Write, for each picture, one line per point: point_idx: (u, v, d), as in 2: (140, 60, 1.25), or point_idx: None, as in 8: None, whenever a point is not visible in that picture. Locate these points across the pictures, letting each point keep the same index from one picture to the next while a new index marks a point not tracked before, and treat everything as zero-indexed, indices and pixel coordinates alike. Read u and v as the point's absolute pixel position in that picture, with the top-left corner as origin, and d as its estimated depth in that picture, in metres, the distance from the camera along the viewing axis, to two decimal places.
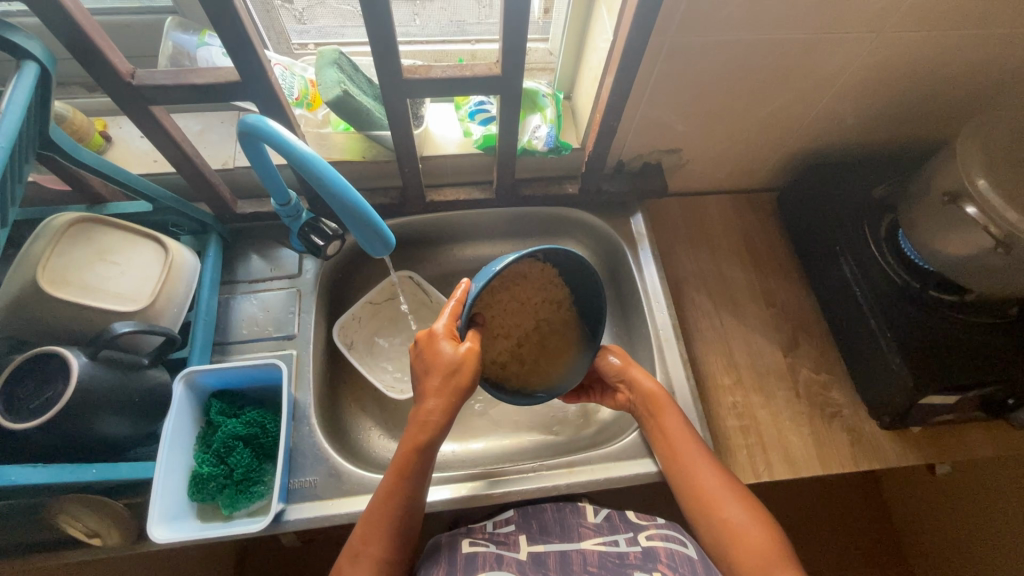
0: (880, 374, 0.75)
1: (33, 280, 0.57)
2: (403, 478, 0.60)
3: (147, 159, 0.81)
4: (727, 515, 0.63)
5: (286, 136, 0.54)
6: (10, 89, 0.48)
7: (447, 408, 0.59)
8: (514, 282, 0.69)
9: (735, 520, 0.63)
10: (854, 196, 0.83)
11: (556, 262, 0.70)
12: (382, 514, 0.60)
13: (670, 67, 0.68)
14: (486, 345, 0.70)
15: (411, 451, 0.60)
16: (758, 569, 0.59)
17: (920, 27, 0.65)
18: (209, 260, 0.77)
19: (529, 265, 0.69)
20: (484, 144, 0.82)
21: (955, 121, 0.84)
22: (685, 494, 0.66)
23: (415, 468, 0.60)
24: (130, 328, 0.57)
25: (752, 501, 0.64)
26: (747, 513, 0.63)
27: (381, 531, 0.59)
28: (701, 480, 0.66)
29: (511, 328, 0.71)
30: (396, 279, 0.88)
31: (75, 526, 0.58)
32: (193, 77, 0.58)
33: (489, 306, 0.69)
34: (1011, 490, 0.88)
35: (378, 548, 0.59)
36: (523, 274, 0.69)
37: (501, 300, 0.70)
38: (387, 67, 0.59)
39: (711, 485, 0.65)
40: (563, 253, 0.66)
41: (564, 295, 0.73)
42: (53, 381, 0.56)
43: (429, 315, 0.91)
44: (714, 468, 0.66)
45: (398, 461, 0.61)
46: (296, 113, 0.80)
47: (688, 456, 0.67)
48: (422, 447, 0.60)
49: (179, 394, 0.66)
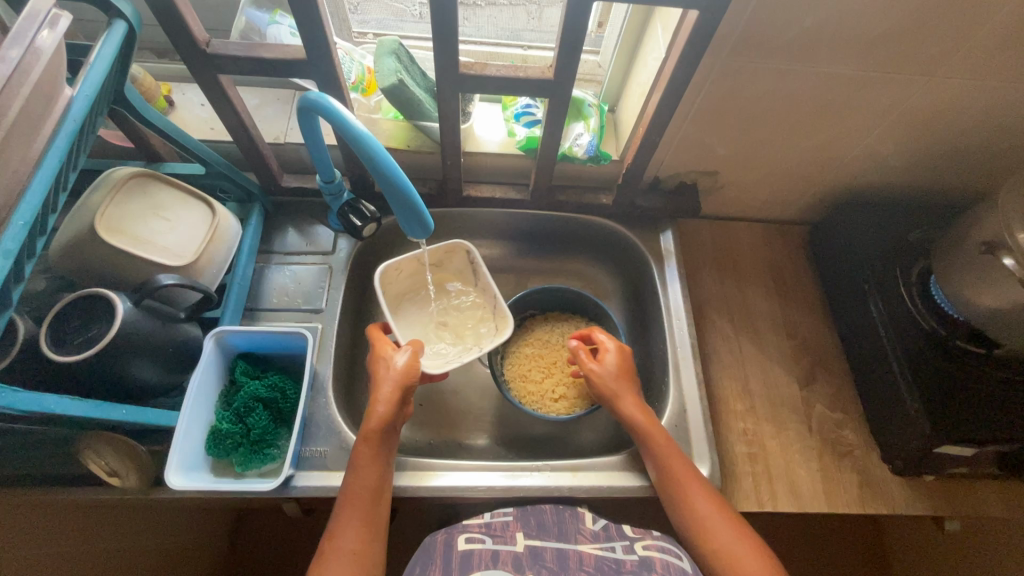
0: (897, 419, 0.75)
1: (91, 226, 0.61)
2: (362, 468, 0.63)
3: (205, 126, 0.85)
4: (725, 545, 0.61)
5: (344, 114, 0.56)
6: (99, 42, 0.51)
7: (393, 396, 0.65)
8: (530, 335, 0.90)
9: (727, 546, 0.61)
10: (886, 237, 0.84)
11: (551, 308, 0.92)
12: (348, 509, 0.61)
13: (719, 89, 0.69)
14: (540, 381, 0.85)
15: (364, 442, 0.64)
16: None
17: (978, 74, 0.65)
18: (250, 228, 0.80)
19: (531, 321, 0.92)
20: (528, 145, 0.84)
21: (1001, 174, 0.84)
22: (676, 510, 0.66)
23: (371, 455, 0.63)
24: (174, 281, 0.60)
25: (748, 531, 0.62)
26: (741, 540, 0.61)
27: (349, 522, 0.60)
28: (693, 499, 0.65)
29: (549, 367, 0.87)
30: (454, 247, 0.81)
31: (97, 463, 0.60)
32: (263, 52, 0.60)
33: (511, 358, 0.88)
34: (1009, 552, 0.84)
35: (349, 537, 0.60)
36: (530, 328, 0.91)
37: (520, 353, 0.88)
38: (447, 61, 0.61)
39: (709, 512, 0.64)
40: (537, 294, 0.90)
41: (578, 322, 0.91)
42: (98, 321, 0.59)
43: (466, 291, 0.86)
44: (705, 489, 0.66)
45: (358, 457, 0.64)
46: (352, 96, 0.83)
47: (679, 471, 0.67)
48: (371, 435, 0.64)
49: (209, 351, 0.69)
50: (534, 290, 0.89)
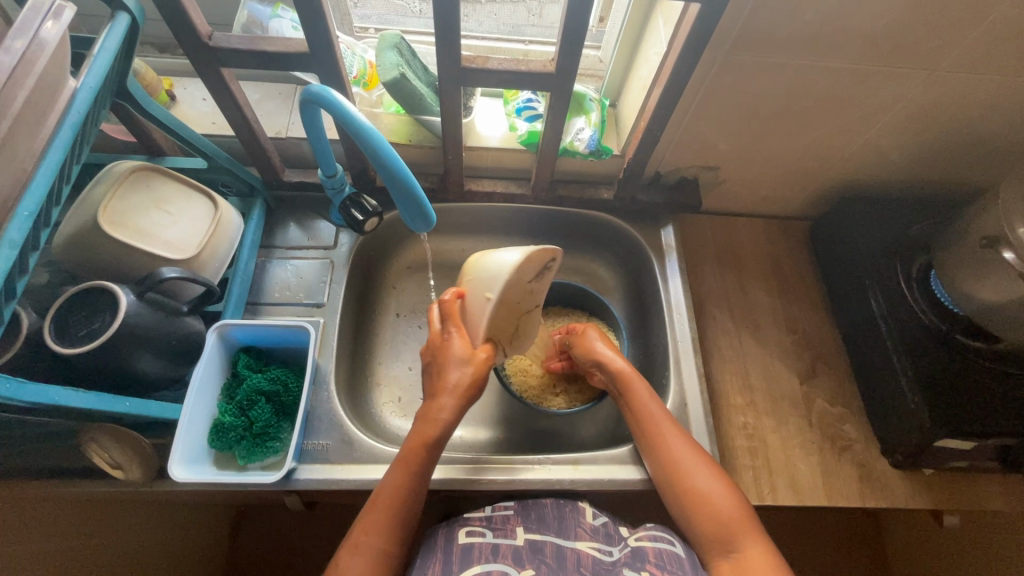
0: (897, 413, 0.75)
1: (94, 220, 0.61)
2: (409, 471, 0.62)
3: (206, 120, 0.85)
4: (699, 483, 0.64)
5: (347, 107, 0.56)
6: (102, 35, 0.51)
7: (456, 406, 0.64)
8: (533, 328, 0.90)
9: (706, 487, 0.64)
10: (887, 232, 0.84)
11: (551, 302, 0.92)
12: (385, 509, 0.60)
13: (719, 84, 0.69)
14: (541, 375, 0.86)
15: (421, 446, 0.63)
16: (722, 537, 0.60)
17: (978, 68, 0.65)
18: (252, 222, 0.80)
19: None
20: (529, 140, 0.85)
21: (1001, 169, 0.84)
22: (658, 460, 0.67)
23: (422, 462, 0.62)
24: (177, 274, 0.60)
25: (720, 472, 0.65)
26: (718, 483, 0.64)
27: (381, 522, 0.59)
28: (670, 444, 0.67)
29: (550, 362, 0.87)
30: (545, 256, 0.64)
31: (101, 455, 0.60)
32: (265, 45, 0.61)
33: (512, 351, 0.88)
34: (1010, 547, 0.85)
35: (380, 537, 0.59)
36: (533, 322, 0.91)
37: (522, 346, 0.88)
38: (449, 54, 0.61)
39: (682, 453, 0.66)
40: None
41: (579, 316, 0.91)
42: (102, 314, 0.59)
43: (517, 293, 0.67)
44: (682, 436, 0.68)
45: (408, 461, 0.62)
46: (353, 90, 0.83)
47: (655, 414, 0.70)
48: (429, 442, 0.63)
49: (211, 344, 0.69)
50: None
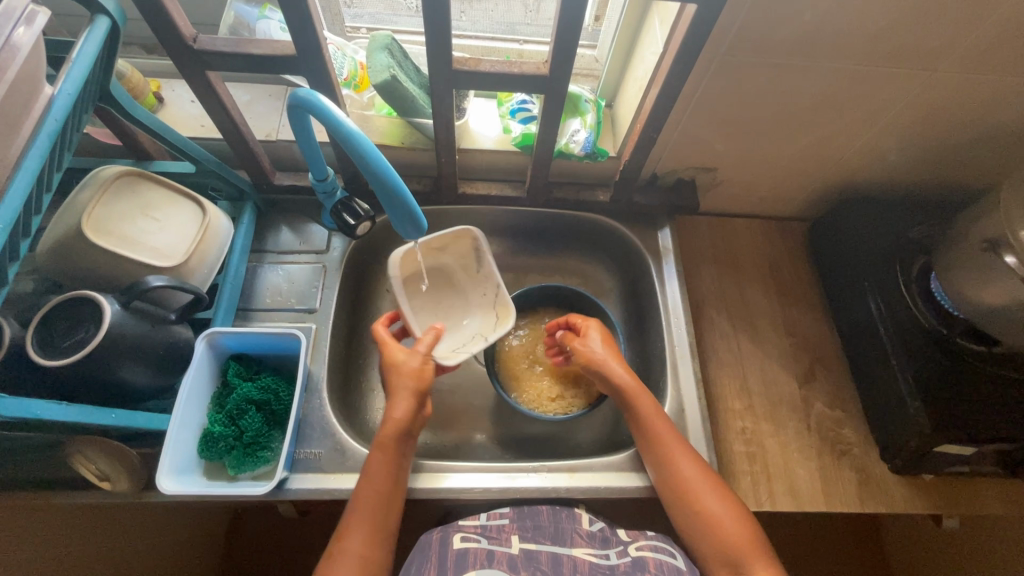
0: (896, 418, 0.74)
1: (78, 227, 0.59)
2: (377, 472, 0.63)
3: (195, 123, 0.84)
4: (708, 506, 0.63)
5: (334, 111, 0.55)
6: (81, 40, 0.50)
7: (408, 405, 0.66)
8: (528, 333, 0.88)
9: (715, 511, 0.63)
10: (886, 234, 0.83)
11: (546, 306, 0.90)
12: (359, 510, 0.61)
13: (716, 85, 0.68)
14: (537, 382, 0.84)
15: (384, 447, 0.64)
16: (730, 559, 0.61)
17: (979, 69, 0.63)
18: (242, 226, 0.79)
19: (529, 320, 0.90)
20: (523, 142, 0.83)
21: (1002, 170, 0.83)
22: (665, 478, 0.66)
23: (388, 462, 0.63)
24: (163, 283, 0.59)
25: (730, 496, 0.65)
26: (725, 505, 0.63)
27: (358, 527, 0.60)
28: (679, 464, 0.66)
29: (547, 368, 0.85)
30: (460, 234, 0.80)
31: (87, 467, 0.59)
32: (251, 47, 0.59)
33: (507, 357, 0.86)
34: (1008, 549, 0.85)
35: (358, 542, 0.59)
36: (529, 327, 0.89)
37: (518, 352, 0.87)
38: (440, 56, 0.60)
39: (692, 475, 0.65)
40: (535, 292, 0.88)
41: None
42: (86, 324, 0.57)
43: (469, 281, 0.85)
44: (692, 458, 0.67)
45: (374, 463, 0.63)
46: (344, 92, 0.82)
47: (661, 429, 0.68)
48: (391, 440, 0.64)
49: (200, 353, 0.68)
50: (532, 289, 0.88)
